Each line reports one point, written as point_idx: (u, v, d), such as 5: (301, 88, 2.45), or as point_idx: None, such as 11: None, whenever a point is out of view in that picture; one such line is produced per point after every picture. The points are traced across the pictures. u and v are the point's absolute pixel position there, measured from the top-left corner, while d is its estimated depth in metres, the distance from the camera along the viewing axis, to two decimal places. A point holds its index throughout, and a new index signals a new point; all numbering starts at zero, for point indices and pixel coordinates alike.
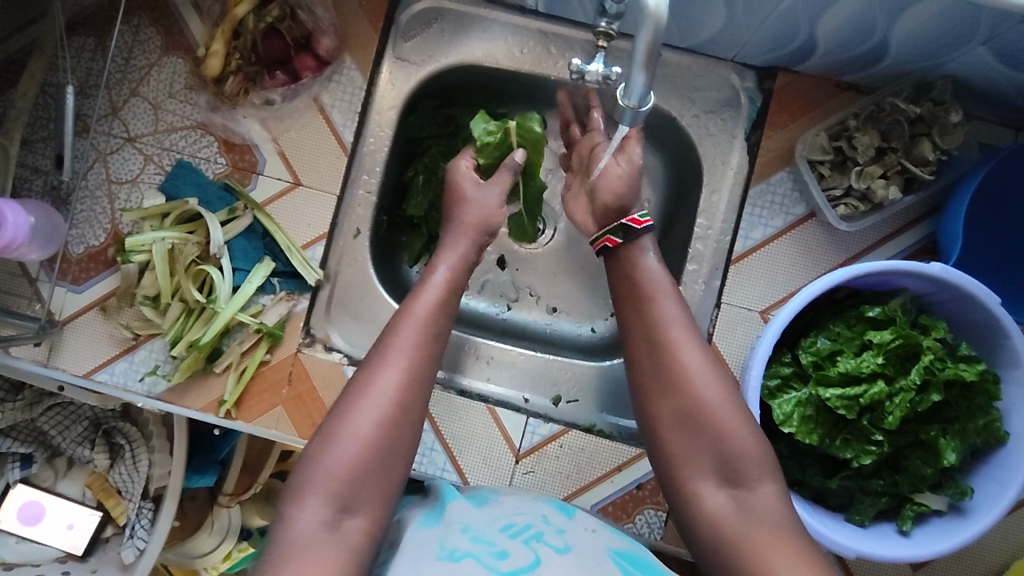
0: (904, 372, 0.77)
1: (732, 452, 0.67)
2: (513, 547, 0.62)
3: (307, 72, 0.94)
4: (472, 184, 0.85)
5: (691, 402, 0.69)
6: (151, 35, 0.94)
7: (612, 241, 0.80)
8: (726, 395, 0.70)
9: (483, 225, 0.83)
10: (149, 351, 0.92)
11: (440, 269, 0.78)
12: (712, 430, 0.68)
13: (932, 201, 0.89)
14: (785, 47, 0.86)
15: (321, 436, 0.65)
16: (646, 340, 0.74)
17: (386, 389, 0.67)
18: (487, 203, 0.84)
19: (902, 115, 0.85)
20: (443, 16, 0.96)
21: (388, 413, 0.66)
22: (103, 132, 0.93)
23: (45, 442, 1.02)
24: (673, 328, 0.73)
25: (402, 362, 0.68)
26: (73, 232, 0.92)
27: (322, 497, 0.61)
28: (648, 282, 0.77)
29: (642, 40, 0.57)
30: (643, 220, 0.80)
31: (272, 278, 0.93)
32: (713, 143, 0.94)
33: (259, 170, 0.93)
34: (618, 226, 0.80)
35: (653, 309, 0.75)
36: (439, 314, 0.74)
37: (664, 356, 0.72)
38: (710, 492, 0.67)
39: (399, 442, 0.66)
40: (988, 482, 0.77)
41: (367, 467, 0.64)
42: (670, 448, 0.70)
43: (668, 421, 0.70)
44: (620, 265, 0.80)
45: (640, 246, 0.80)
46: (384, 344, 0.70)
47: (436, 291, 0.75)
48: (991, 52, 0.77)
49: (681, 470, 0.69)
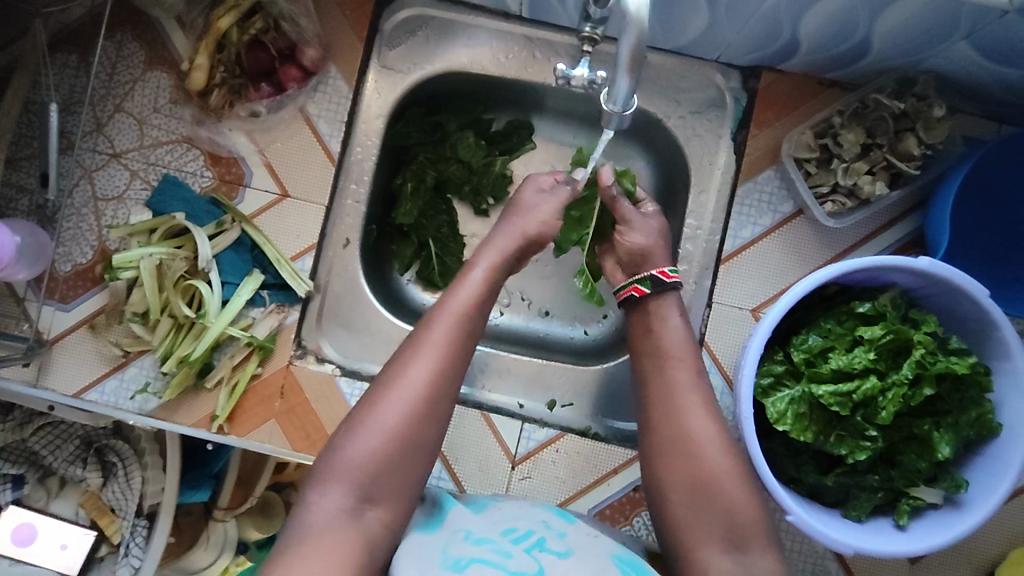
0: (895, 367, 0.77)
1: (737, 518, 0.68)
2: (516, 552, 0.62)
3: (292, 83, 0.93)
4: (534, 191, 0.86)
5: (699, 468, 0.70)
6: (134, 50, 0.93)
7: (640, 291, 0.82)
8: (735, 460, 0.71)
9: (535, 236, 0.83)
10: (140, 368, 0.91)
11: (477, 269, 0.78)
12: (720, 495, 0.69)
13: (918, 195, 0.90)
14: (768, 47, 0.86)
15: (347, 424, 0.67)
16: (662, 398, 0.75)
17: (410, 389, 0.67)
18: (546, 210, 0.84)
19: (886, 111, 0.85)
20: (427, 23, 0.96)
21: (411, 409, 0.67)
22: (88, 148, 0.93)
23: (37, 462, 1.01)
24: (686, 393, 0.74)
25: (430, 358, 0.69)
26: (60, 250, 0.92)
27: (343, 487, 0.64)
28: (671, 341, 0.78)
29: (625, 46, 0.57)
30: (673, 277, 0.82)
31: (261, 291, 0.92)
32: (700, 143, 0.94)
33: (246, 182, 0.93)
34: (649, 277, 0.82)
35: (670, 372, 0.76)
36: (472, 314, 0.74)
37: (674, 421, 0.73)
38: (714, 555, 0.67)
39: (420, 439, 0.67)
40: (982, 474, 0.77)
41: (386, 464, 0.65)
42: (676, 508, 0.70)
43: (673, 485, 0.71)
44: (646, 318, 0.81)
45: (664, 300, 0.81)
46: (414, 340, 0.71)
47: (471, 288, 0.75)
48: (973, 47, 0.78)
49: (687, 530, 0.69)
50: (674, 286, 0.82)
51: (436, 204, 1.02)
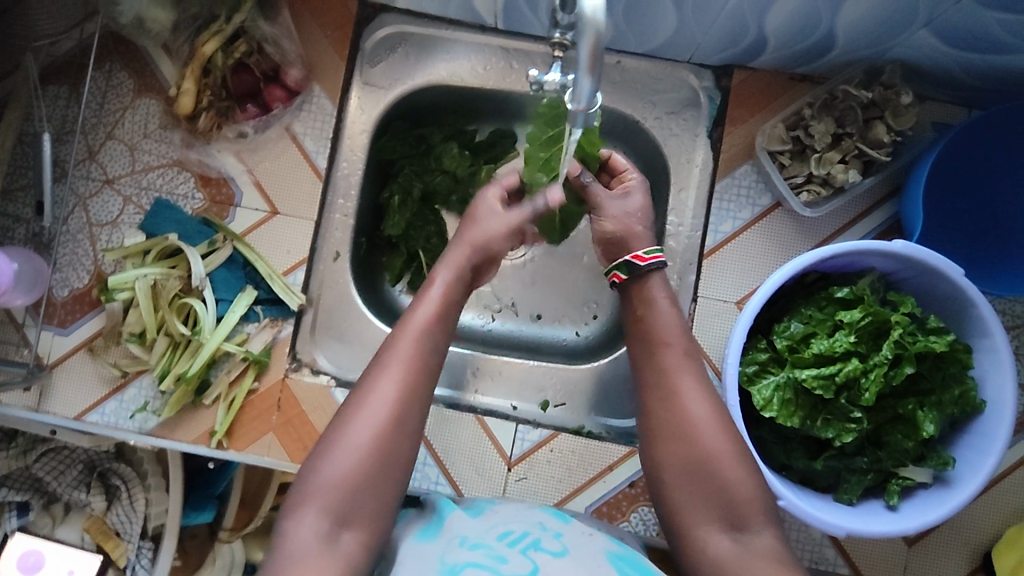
0: (877, 349, 0.79)
1: (735, 499, 0.68)
2: (511, 554, 0.63)
3: (277, 103, 0.96)
4: (491, 210, 0.84)
5: (696, 452, 0.71)
6: (123, 79, 0.96)
7: (620, 278, 0.83)
8: (732, 440, 0.71)
9: (483, 245, 0.82)
10: (138, 389, 0.93)
11: (435, 285, 0.78)
12: (716, 479, 0.69)
13: (892, 182, 0.92)
14: (737, 45, 0.89)
15: (316, 453, 0.67)
16: (655, 386, 0.76)
17: (377, 410, 0.68)
18: (498, 224, 0.83)
19: (855, 101, 0.88)
20: (406, 40, 0.99)
21: (380, 430, 0.67)
22: (80, 176, 0.95)
23: (42, 489, 1.02)
24: (683, 376, 0.75)
25: (395, 378, 0.70)
26: (57, 276, 0.94)
27: (319, 510, 0.64)
28: (662, 325, 0.78)
29: (583, 46, 0.57)
30: (649, 258, 0.81)
31: (255, 307, 0.94)
32: (677, 142, 0.96)
33: (236, 202, 0.95)
34: (622, 263, 0.82)
35: (661, 357, 0.77)
36: (434, 330, 0.74)
37: (671, 405, 0.74)
38: (713, 535, 0.68)
39: (393, 457, 0.68)
40: (969, 451, 0.78)
41: (360, 484, 0.66)
42: (673, 491, 0.72)
43: (670, 470, 0.72)
44: (634, 302, 0.81)
45: (642, 283, 0.81)
46: (378, 361, 0.72)
47: (429, 306, 0.76)
48: (933, 34, 0.81)
49: (685, 514, 0.70)
50: (653, 266, 0.81)
51: (424, 215, 1.04)
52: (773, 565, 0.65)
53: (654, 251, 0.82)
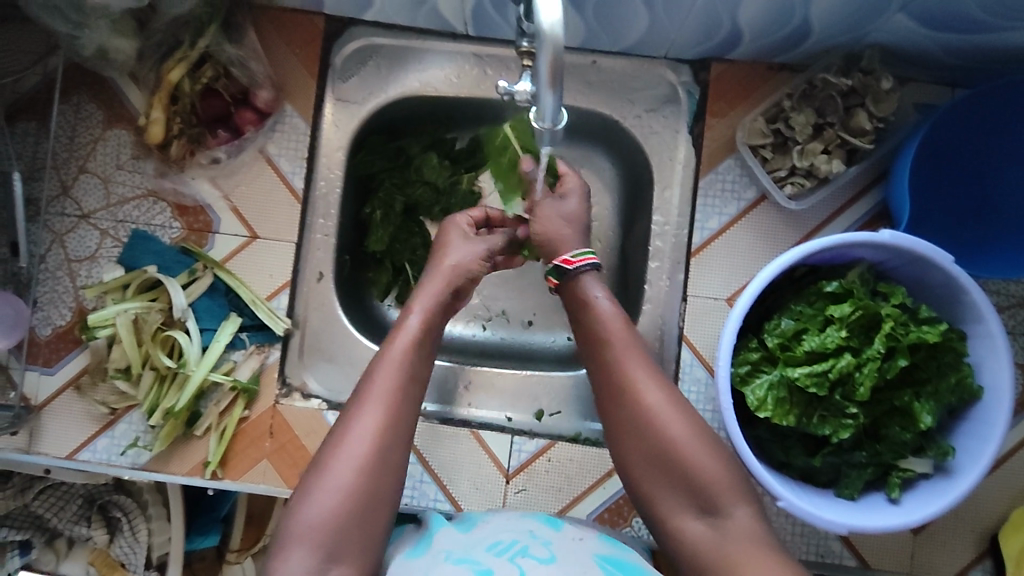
0: (869, 342, 0.77)
1: (704, 483, 0.68)
2: (498, 565, 0.62)
3: (249, 125, 0.94)
4: (461, 236, 0.87)
5: (660, 442, 0.70)
6: (92, 111, 0.94)
7: (554, 282, 0.83)
8: (692, 423, 0.70)
9: (459, 271, 0.83)
10: (128, 424, 0.92)
11: (412, 315, 0.78)
12: (683, 467, 0.69)
13: (878, 168, 0.90)
14: (713, 38, 0.87)
15: (300, 492, 0.67)
16: (607, 383, 0.74)
17: (362, 442, 0.67)
18: (470, 253, 0.85)
19: (834, 89, 0.86)
20: (377, 52, 0.97)
21: (364, 466, 0.66)
22: (56, 213, 0.94)
23: (42, 525, 1.00)
24: (633, 369, 0.73)
25: (375, 415, 0.69)
26: (39, 314, 0.93)
27: (305, 550, 0.63)
28: (602, 318, 0.77)
29: (543, 61, 0.55)
30: (577, 260, 0.81)
31: (240, 334, 0.93)
32: (658, 140, 0.95)
33: (215, 229, 0.94)
34: (553, 268, 0.82)
35: (607, 353, 0.75)
36: (414, 360, 0.74)
37: (628, 402, 0.72)
38: (688, 523, 0.68)
39: (380, 491, 0.67)
40: (968, 439, 0.77)
41: (347, 521, 0.65)
42: (645, 484, 0.71)
43: (637, 464, 0.71)
44: (575, 298, 0.80)
45: (580, 280, 0.81)
46: (359, 394, 0.71)
47: (407, 337, 0.75)
48: (909, 17, 0.79)
49: (660, 507, 0.70)
50: (582, 269, 0.81)
51: (408, 228, 1.02)
52: (750, 546, 0.64)
53: (583, 254, 0.81)
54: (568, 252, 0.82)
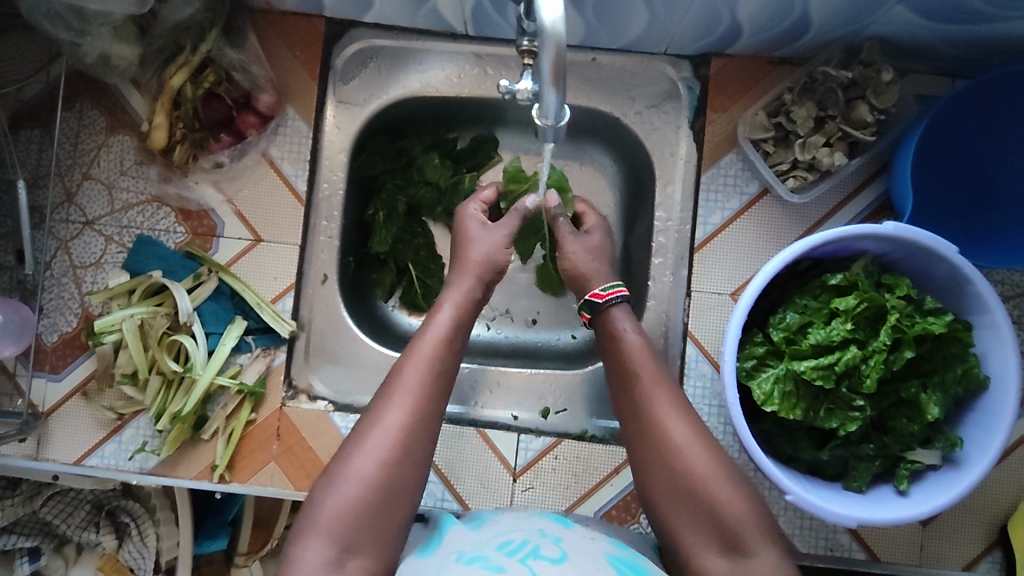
0: (874, 334, 0.77)
1: (729, 521, 0.67)
2: (509, 564, 0.61)
3: (251, 129, 0.95)
4: (479, 224, 0.86)
5: (686, 476, 0.69)
6: (95, 117, 0.95)
7: (587, 317, 0.84)
8: (719, 461, 0.70)
9: (489, 263, 0.83)
10: (135, 429, 0.92)
11: (443, 309, 0.78)
12: (708, 504, 0.68)
13: (880, 160, 0.91)
14: (712, 33, 0.87)
15: (325, 479, 0.67)
16: (634, 413, 0.74)
17: (386, 436, 0.67)
18: (491, 242, 0.85)
19: (835, 82, 0.86)
20: (377, 54, 0.97)
21: (387, 458, 0.66)
22: (60, 219, 0.94)
23: (51, 531, 1.01)
24: (660, 403, 0.73)
25: (403, 404, 0.69)
26: (45, 321, 0.93)
27: (323, 539, 0.63)
28: (630, 351, 0.77)
29: (545, 59, 0.56)
30: (607, 293, 0.81)
31: (246, 337, 0.94)
32: (659, 136, 0.95)
33: (219, 232, 0.94)
34: (584, 303, 0.83)
35: (636, 384, 0.75)
36: (441, 357, 0.73)
37: (654, 435, 0.72)
38: (711, 560, 0.66)
39: (400, 484, 0.67)
40: (976, 430, 0.77)
41: (365, 514, 0.65)
42: (670, 517, 0.69)
43: (662, 497, 0.70)
44: (603, 331, 0.81)
45: (609, 316, 0.81)
46: (386, 387, 0.71)
47: (438, 332, 0.75)
48: (909, 9, 0.79)
49: (683, 543, 0.68)
50: (612, 302, 0.81)
51: (411, 228, 1.03)
52: None
53: (613, 287, 0.82)
54: (597, 287, 0.83)
